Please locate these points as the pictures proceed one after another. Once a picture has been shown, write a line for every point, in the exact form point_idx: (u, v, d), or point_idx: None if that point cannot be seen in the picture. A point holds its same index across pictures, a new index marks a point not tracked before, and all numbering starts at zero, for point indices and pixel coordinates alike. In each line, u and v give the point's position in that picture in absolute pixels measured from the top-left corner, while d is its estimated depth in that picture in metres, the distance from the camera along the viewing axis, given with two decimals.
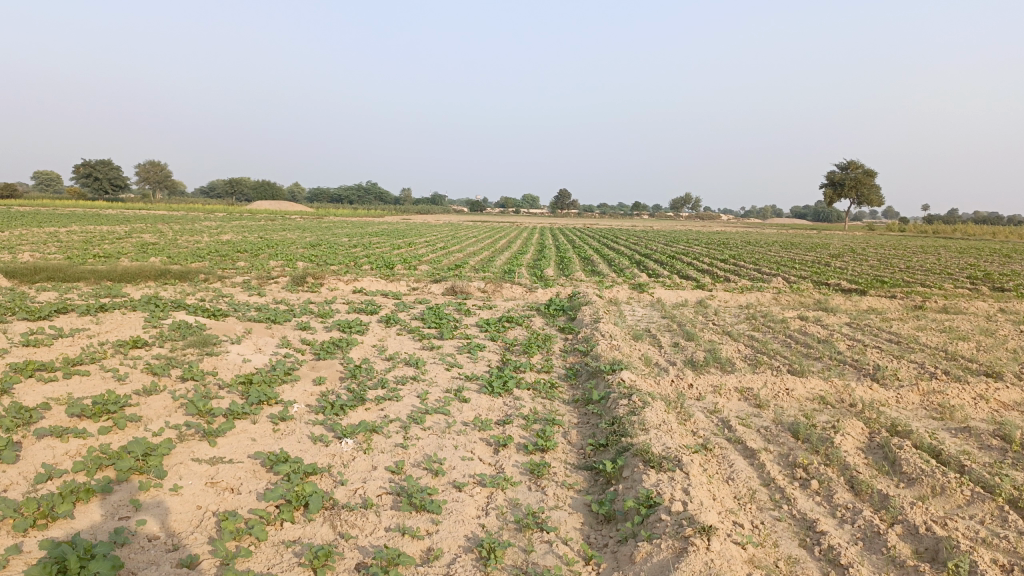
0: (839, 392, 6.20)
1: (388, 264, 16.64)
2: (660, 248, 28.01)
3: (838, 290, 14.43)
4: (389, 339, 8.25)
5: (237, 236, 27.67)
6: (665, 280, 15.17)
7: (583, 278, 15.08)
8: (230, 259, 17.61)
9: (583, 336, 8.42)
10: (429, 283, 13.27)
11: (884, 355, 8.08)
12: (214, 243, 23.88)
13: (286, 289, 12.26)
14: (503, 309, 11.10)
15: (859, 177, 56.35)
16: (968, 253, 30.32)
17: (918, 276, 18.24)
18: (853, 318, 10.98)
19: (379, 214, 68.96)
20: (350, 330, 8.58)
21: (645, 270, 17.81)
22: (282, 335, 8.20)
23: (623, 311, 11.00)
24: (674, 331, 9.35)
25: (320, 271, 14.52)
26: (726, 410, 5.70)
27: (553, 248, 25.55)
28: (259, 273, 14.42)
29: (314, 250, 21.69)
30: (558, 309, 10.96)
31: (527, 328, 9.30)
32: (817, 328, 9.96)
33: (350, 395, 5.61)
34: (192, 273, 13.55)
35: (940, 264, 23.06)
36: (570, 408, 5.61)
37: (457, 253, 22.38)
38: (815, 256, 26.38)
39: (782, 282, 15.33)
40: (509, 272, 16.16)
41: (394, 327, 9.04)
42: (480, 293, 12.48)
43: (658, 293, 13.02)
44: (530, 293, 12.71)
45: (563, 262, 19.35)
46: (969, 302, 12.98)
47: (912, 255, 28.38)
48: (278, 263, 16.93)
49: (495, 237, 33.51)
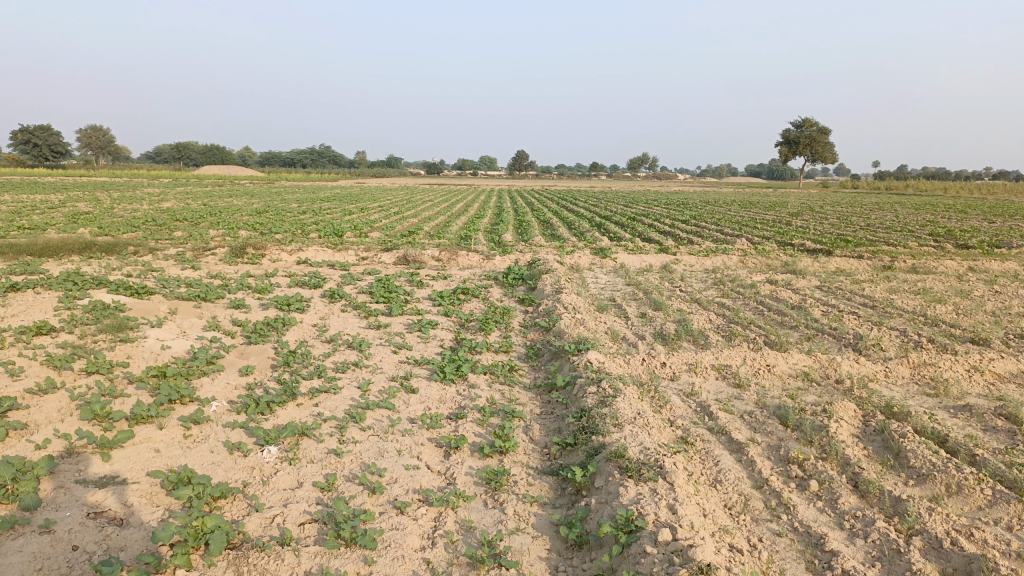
0: (824, 367, 5.67)
1: (338, 231, 15.78)
2: (620, 210, 27.51)
3: (804, 250, 14.02)
4: (332, 317, 7.51)
5: (178, 204, 26.36)
6: (627, 243, 14.61)
7: (542, 243, 14.43)
8: (166, 229, 16.54)
9: (544, 309, 7.78)
10: (380, 252, 12.48)
11: (862, 322, 7.61)
12: (153, 211, 22.63)
13: (224, 262, 11.36)
14: (458, 279, 10.40)
15: (814, 135, 56.40)
16: (924, 210, 30.38)
17: (880, 234, 18.00)
18: (823, 280, 10.54)
19: (333, 179, 67.14)
20: (289, 307, 7.81)
21: (605, 233, 17.21)
22: (212, 316, 7.39)
23: (585, 278, 10.38)
24: (640, 301, 8.77)
25: (263, 240, 13.59)
26: (704, 394, 5.12)
27: (510, 212, 24.77)
28: (197, 243, 13.45)
29: (259, 218, 20.62)
30: (517, 278, 10.30)
31: (484, 300, 8.62)
32: (788, 292, 9.48)
33: (280, 388, 4.90)
34: (121, 246, 12.52)
35: (900, 221, 22.94)
36: (531, 397, 4.97)
37: (413, 218, 21.54)
38: (775, 215, 26.13)
39: (746, 243, 14.89)
40: (465, 237, 15.41)
41: (338, 302, 8.28)
42: (433, 262, 11.74)
43: (621, 258, 12.43)
44: (487, 260, 12.02)
45: (521, 226, 18.65)
46: (937, 260, 12.67)
47: (870, 212, 28.29)
48: (218, 232, 15.92)
49: (452, 200, 32.60)
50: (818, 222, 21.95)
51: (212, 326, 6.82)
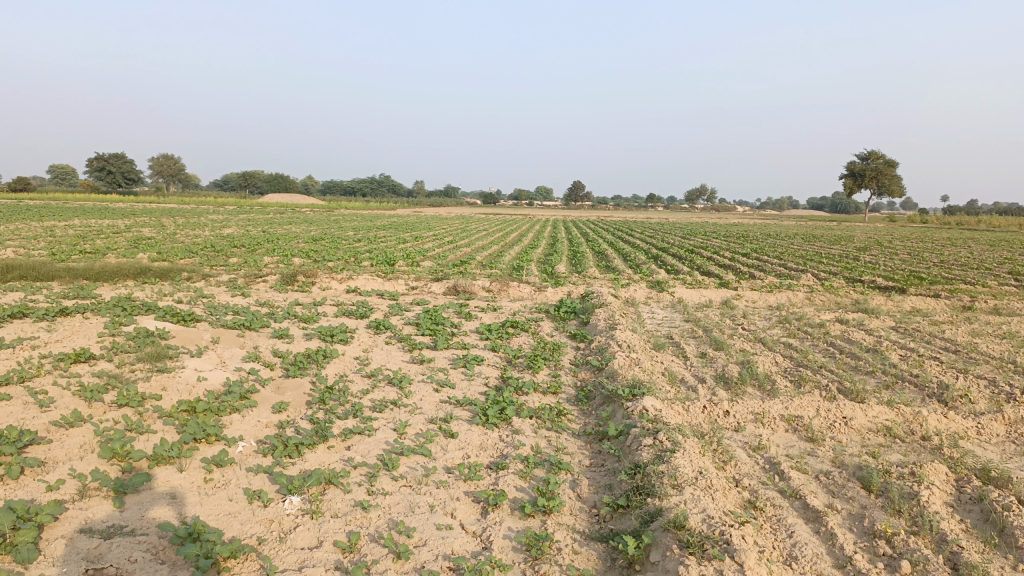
0: (907, 421, 5.11)
1: (390, 260, 15.66)
2: (678, 242, 26.88)
3: (874, 288, 13.27)
4: (376, 350, 7.23)
5: (238, 231, 26.80)
6: (685, 277, 14.07)
7: (597, 275, 14.02)
8: (223, 255, 16.68)
9: (596, 346, 7.36)
10: (430, 282, 12.25)
11: (945, 369, 6.98)
12: (213, 237, 22.95)
13: (273, 290, 11.27)
14: (508, 311, 10.06)
15: (880, 167, 54.74)
16: (1002, 247, 28.89)
17: (956, 271, 17.04)
18: (898, 321, 9.86)
19: (391, 207, 68.01)
20: (332, 338, 7.57)
21: (662, 266, 16.69)
22: (253, 346, 7.19)
23: (641, 314, 9.92)
24: (700, 339, 8.27)
25: (314, 268, 13.52)
26: (773, 449, 4.63)
27: (565, 243, 24.42)
28: (250, 270, 13.44)
29: (315, 245, 20.71)
30: (569, 312, 9.90)
31: (534, 335, 8.25)
32: (859, 334, 8.85)
33: (312, 429, 4.59)
34: (174, 272, 12.57)
35: (976, 258, 21.76)
36: (580, 446, 4.56)
37: (467, 247, 21.35)
38: (840, 249, 25.14)
39: (811, 279, 14.21)
40: (517, 268, 15.10)
41: (383, 334, 8.00)
42: (484, 294, 11.43)
43: (679, 292, 11.93)
44: (538, 292, 11.66)
45: (576, 257, 18.28)
46: (1022, 301, 11.79)
47: (942, 248, 27.03)
48: (272, 259, 15.97)
49: (507, 230, 32.44)
50: (887, 258, 21.01)
51: (251, 358, 6.60)
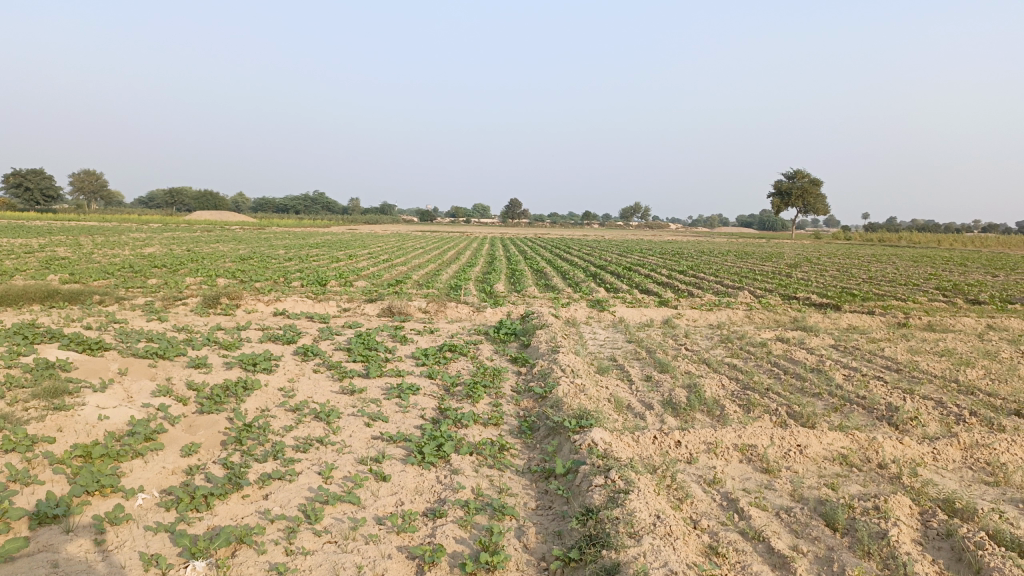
0: (863, 449, 4.91)
1: (322, 280, 15.04)
2: (616, 259, 26.90)
3: (811, 305, 13.36)
4: (303, 379, 6.73)
5: (161, 250, 25.64)
6: (625, 295, 13.91)
7: (536, 294, 13.73)
8: (142, 276, 15.76)
9: (539, 371, 7.02)
10: (363, 303, 11.74)
11: (892, 389, 6.88)
12: (133, 257, 21.82)
13: (194, 313, 10.58)
14: (445, 334, 9.65)
15: (806, 186, 56.41)
16: (924, 263, 29.86)
17: (885, 288, 17.40)
18: (838, 339, 9.83)
19: (325, 225, 66.70)
20: (255, 367, 7.02)
21: (601, 284, 16.52)
22: (166, 377, 6.59)
23: (583, 335, 9.64)
24: (644, 361, 8.02)
25: (239, 289, 12.84)
26: (729, 482, 4.34)
27: (503, 260, 24.14)
28: (170, 292, 12.67)
29: (243, 264, 19.90)
30: (509, 334, 9.55)
31: (472, 359, 7.86)
32: (802, 353, 8.76)
33: (225, 476, 4.10)
34: (86, 295, 11.72)
35: (902, 274, 22.36)
36: (525, 486, 4.19)
37: (403, 266, 20.84)
38: (773, 266, 25.54)
39: (749, 297, 14.23)
40: (454, 287, 14.69)
41: (311, 361, 7.49)
42: (420, 315, 10.98)
43: (620, 311, 11.72)
44: (477, 313, 11.28)
45: (514, 275, 17.98)
46: (953, 317, 11.99)
47: (869, 265, 27.76)
48: (196, 280, 15.17)
49: (444, 248, 32.00)
50: (818, 275, 21.40)
51: (163, 391, 6.01)
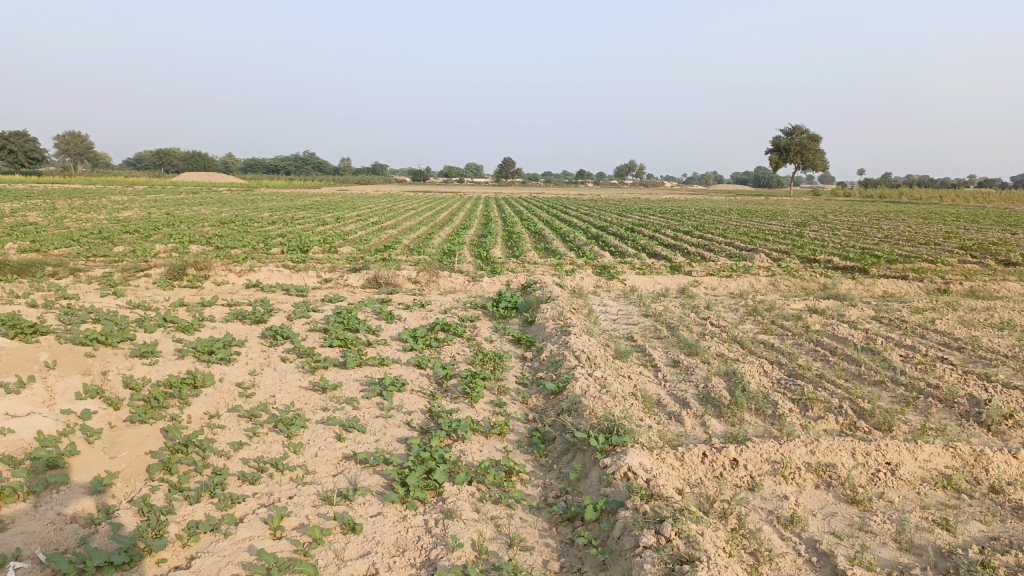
0: (968, 468, 3.86)
1: (304, 246, 13.88)
2: (617, 220, 25.76)
3: (835, 269, 12.31)
4: (266, 372, 5.61)
5: (139, 214, 24.41)
6: (632, 260, 12.78)
7: (537, 260, 12.64)
8: (108, 244, 14.57)
9: (548, 358, 5.94)
10: (346, 272, 10.60)
11: (965, 374, 5.83)
12: (107, 222, 20.58)
13: (156, 287, 9.44)
14: (437, 309, 8.55)
15: (804, 142, 55.01)
16: (933, 220, 28.73)
17: (907, 248, 16.36)
18: (878, 310, 8.80)
19: (315, 186, 65.15)
20: (211, 356, 5.91)
21: (605, 247, 15.39)
22: (102, 373, 5.46)
23: (593, 308, 8.56)
24: (666, 341, 6.96)
25: (211, 258, 11.68)
26: (812, 521, 3.29)
27: (497, 222, 22.95)
28: (135, 261, 11.51)
29: (222, 229, 18.64)
30: (510, 308, 8.45)
31: (469, 341, 6.76)
32: (844, 327, 7.70)
33: (137, 530, 3.01)
34: (40, 266, 10.55)
35: (919, 233, 21.28)
36: (545, 535, 3.13)
37: (393, 229, 19.69)
38: (779, 225, 24.41)
39: (767, 260, 13.15)
40: (447, 253, 13.55)
41: (279, 347, 6.39)
42: (408, 287, 9.86)
43: (630, 279, 10.62)
44: (472, 283, 10.16)
45: (512, 238, 16.85)
46: (994, 281, 10.96)
47: (878, 223, 26.63)
48: (167, 247, 13.98)
49: (437, 209, 30.83)
50: (831, 234, 20.31)
51: (92, 392, 4.88)
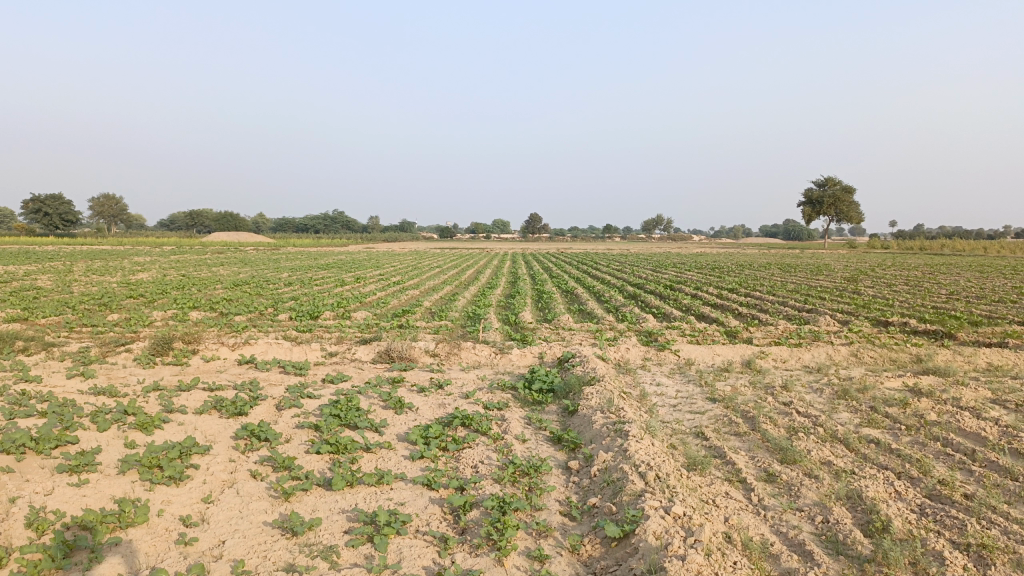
0: None
1: (314, 311, 12.60)
2: (654, 276, 24.29)
3: (916, 334, 10.71)
4: (224, 498, 4.18)
5: (154, 276, 23.51)
6: (681, 325, 11.30)
7: (572, 325, 11.20)
8: (104, 312, 13.40)
9: (601, 474, 4.44)
10: (355, 344, 9.24)
11: None
12: (117, 285, 19.54)
13: (135, 367, 8.14)
14: (458, 391, 7.11)
15: (838, 194, 53.41)
16: (992, 273, 26.76)
17: (983, 306, 14.69)
18: (995, 389, 7.21)
19: (344, 244, 64.67)
20: (158, 471, 4.50)
21: (646, 309, 13.91)
22: (8, 502, 4.00)
23: (647, 390, 7.08)
24: (749, 442, 5.43)
25: (208, 328, 10.39)
26: None
27: (526, 280, 21.58)
28: (123, 333, 10.24)
29: (234, 292, 17.46)
30: (545, 391, 6.99)
31: (496, 442, 5.30)
32: (967, 415, 6.13)
33: None
34: (12, 339, 9.30)
35: (985, 288, 19.55)
36: None
37: (415, 289, 18.43)
38: (828, 281, 22.75)
39: (833, 324, 11.59)
40: (472, 318, 12.19)
41: (253, 455, 4.97)
42: (425, 362, 8.45)
43: (684, 349, 9.14)
44: (499, 355, 8.74)
45: (543, 299, 15.49)
46: None
47: (934, 277, 24.80)
48: (167, 314, 12.74)
49: (462, 266, 29.69)
50: (889, 290, 18.74)
51: None
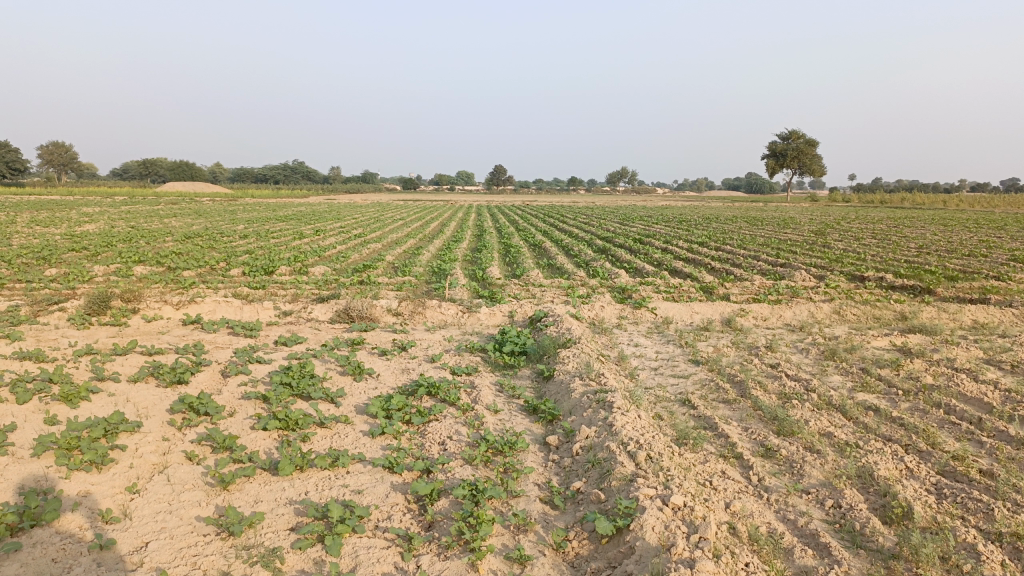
0: None
1: (269, 266, 11.88)
2: (623, 229, 23.86)
3: (895, 290, 10.43)
4: (152, 488, 3.61)
5: (101, 228, 22.37)
6: (655, 281, 10.87)
7: (542, 281, 10.68)
8: (43, 266, 12.50)
9: (584, 454, 3.96)
10: (311, 303, 8.62)
11: None
12: (59, 238, 18.47)
13: (68, 328, 7.42)
14: (423, 354, 6.57)
15: (802, 146, 53.32)
16: (955, 227, 26.89)
17: (954, 260, 14.52)
18: (986, 348, 6.90)
19: (305, 196, 63.00)
20: (77, 454, 3.90)
21: (617, 263, 13.45)
22: None
23: (625, 353, 6.61)
24: (741, 411, 4.99)
25: (152, 284, 9.65)
26: None
27: (492, 234, 20.95)
28: (58, 290, 9.46)
29: (185, 245, 16.58)
30: (517, 354, 6.49)
31: (465, 413, 4.79)
32: (964, 379, 5.78)
33: None
34: None
35: (952, 242, 19.49)
36: None
37: (377, 242, 17.71)
38: (796, 234, 22.50)
39: (810, 279, 11.26)
40: (437, 274, 11.60)
41: (190, 433, 4.38)
42: (388, 322, 7.88)
43: (661, 307, 8.69)
44: (467, 314, 8.21)
45: (510, 253, 14.95)
46: None
47: (900, 231, 24.80)
48: (110, 269, 11.91)
49: (425, 218, 28.91)
50: (858, 244, 18.57)
51: None
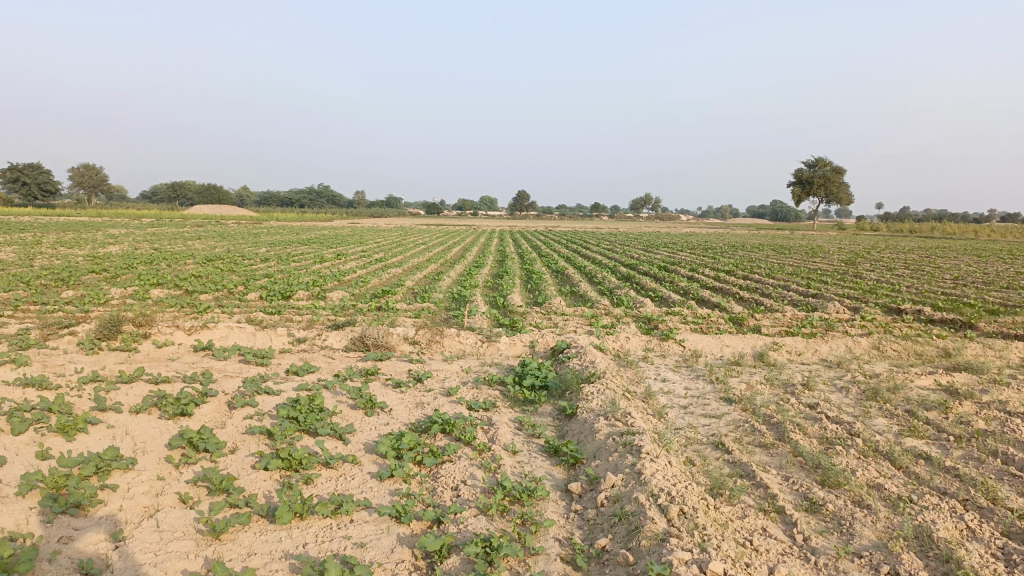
0: None
1: (286, 291, 11.67)
2: (647, 257, 23.47)
3: (934, 325, 9.96)
4: (139, 535, 3.32)
5: (125, 249, 22.41)
6: (682, 311, 10.50)
7: (565, 309, 10.35)
8: (61, 288, 12.39)
9: (610, 505, 3.61)
10: (327, 330, 8.35)
11: None
12: (81, 259, 18.46)
13: (76, 353, 7.21)
14: (439, 387, 6.26)
15: (828, 174, 52.71)
16: (989, 258, 26.14)
17: (994, 293, 13.96)
18: None
19: (330, 220, 63.31)
20: (63, 493, 3.62)
21: (642, 292, 13.08)
22: None
23: (652, 389, 6.25)
24: (779, 457, 4.62)
25: (167, 308, 9.46)
26: None
27: (514, 259, 20.67)
28: (72, 313, 9.29)
29: (205, 268, 16.48)
30: (538, 388, 6.16)
31: (482, 455, 4.46)
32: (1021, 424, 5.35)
33: None
34: None
35: (989, 274, 18.88)
36: None
37: (398, 267, 17.51)
38: (826, 263, 22.00)
39: (844, 311, 10.82)
40: (457, 300, 11.32)
41: (187, 472, 4.09)
42: (404, 351, 7.58)
43: (689, 339, 8.32)
44: (486, 344, 7.89)
45: (532, 279, 14.65)
46: None
47: (933, 261, 24.15)
48: (127, 292, 11.77)
49: (448, 244, 28.71)
50: (891, 274, 18.05)
51: None
